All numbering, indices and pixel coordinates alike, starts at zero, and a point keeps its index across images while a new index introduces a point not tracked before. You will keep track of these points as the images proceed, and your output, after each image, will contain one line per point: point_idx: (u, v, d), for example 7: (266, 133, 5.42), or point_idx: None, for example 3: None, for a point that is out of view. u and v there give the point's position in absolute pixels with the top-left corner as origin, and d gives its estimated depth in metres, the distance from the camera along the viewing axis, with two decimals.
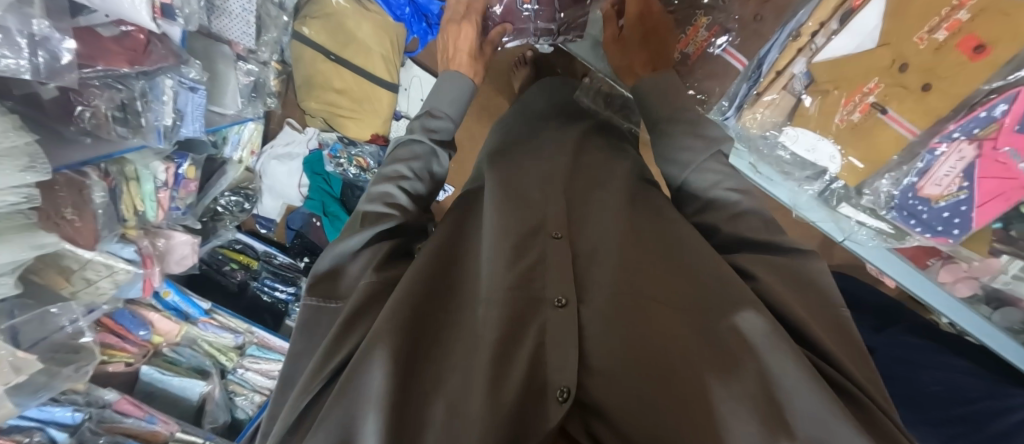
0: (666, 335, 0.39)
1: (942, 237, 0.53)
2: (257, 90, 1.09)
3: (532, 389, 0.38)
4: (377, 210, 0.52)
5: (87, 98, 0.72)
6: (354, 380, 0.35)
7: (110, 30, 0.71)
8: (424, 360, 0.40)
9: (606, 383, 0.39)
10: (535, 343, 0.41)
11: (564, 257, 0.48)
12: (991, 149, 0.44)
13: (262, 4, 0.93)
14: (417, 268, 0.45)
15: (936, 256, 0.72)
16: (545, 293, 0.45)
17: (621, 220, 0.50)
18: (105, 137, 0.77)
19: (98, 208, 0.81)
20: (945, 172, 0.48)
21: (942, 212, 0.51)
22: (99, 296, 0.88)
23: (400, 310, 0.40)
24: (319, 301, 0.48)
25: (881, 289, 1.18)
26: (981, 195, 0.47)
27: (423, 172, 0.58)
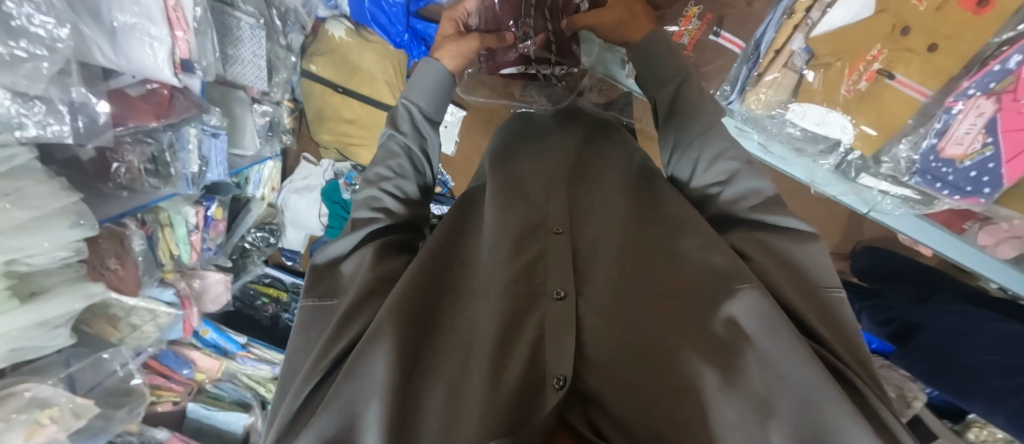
0: (665, 324, 0.38)
1: (974, 198, 0.52)
2: (273, 129, 1.15)
3: (530, 381, 0.38)
4: (365, 216, 0.52)
5: (121, 154, 0.77)
6: (354, 373, 0.36)
7: (137, 90, 0.76)
8: (426, 353, 0.40)
9: (602, 374, 0.39)
10: (534, 337, 0.41)
11: (565, 249, 0.47)
12: (1012, 101, 0.43)
13: (271, 48, 1.00)
14: (418, 263, 0.45)
15: (972, 220, 0.68)
16: (546, 287, 0.45)
17: (621, 210, 0.49)
18: (139, 190, 0.82)
19: (138, 256, 0.86)
20: (966, 130, 0.47)
21: (969, 172, 0.49)
22: (145, 339, 0.93)
23: (402, 305, 0.40)
24: (317, 300, 0.47)
25: (920, 259, 1.14)
26: (1008, 149, 0.46)
27: (408, 170, 0.56)
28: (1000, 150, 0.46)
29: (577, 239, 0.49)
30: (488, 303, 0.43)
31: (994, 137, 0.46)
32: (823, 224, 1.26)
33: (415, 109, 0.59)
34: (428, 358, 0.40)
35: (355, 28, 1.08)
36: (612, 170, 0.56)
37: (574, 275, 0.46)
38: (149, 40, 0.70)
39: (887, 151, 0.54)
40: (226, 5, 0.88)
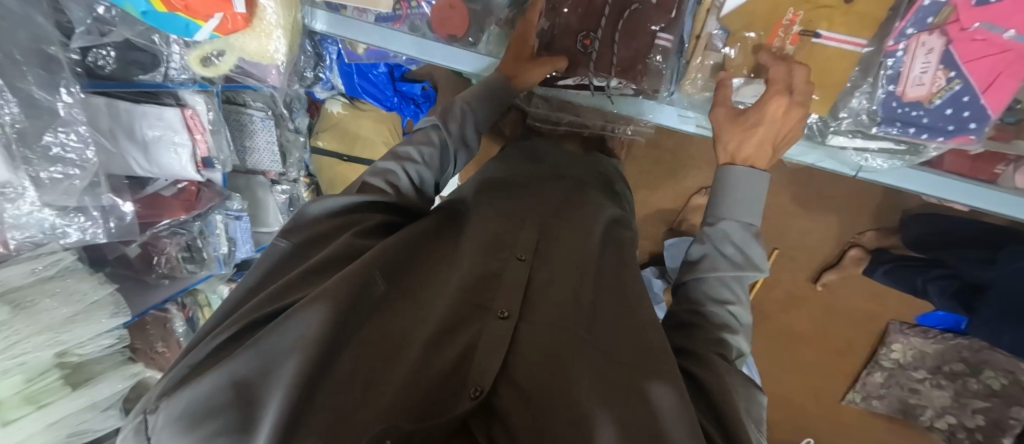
0: (596, 372, 0.39)
1: (963, 137, 0.47)
2: (294, 204, 1.27)
3: (448, 382, 0.38)
4: (378, 185, 0.56)
5: (161, 248, 0.89)
6: (286, 327, 0.34)
7: (171, 189, 0.88)
8: (362, 331, 0.38)
9: (515, 389, 0.38)
10: (466, 344, 0.41)
11: (523, 277, 0.49)
12: (960, 31, 0.43)
13: (280, 134, 1.13)
14: (384, 250, 0.45)
15: (1005, 161, 0.60)
16: (493, 305, 0.46)
17: (577, 262, 0.53)
18: (179, 276, 0.93)
19: (180, 336, 0.95)
20: (921, 69, 0.46)
21: (944, 110, 0.46)
22: None
23: (362, 283, 0.39)
24: (290, 246, 0.46)
25: (982, 218, 1.01)
26: (979, 79, 0.43)
27: (434, 163, 0.61)
28: (969, 81, 0.44)
29: (536, 272, 0.51)
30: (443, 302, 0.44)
31: (956, 70, 0.44)
32: (855, 199, 1.16)
33: (464, 108, 0.62)
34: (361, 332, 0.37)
35: (350, 102, 1.20)
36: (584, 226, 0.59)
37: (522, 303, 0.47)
38: (175, 147, 0.82)
39: (841, 108, 0.55)
40: (240, 105, 1.03)
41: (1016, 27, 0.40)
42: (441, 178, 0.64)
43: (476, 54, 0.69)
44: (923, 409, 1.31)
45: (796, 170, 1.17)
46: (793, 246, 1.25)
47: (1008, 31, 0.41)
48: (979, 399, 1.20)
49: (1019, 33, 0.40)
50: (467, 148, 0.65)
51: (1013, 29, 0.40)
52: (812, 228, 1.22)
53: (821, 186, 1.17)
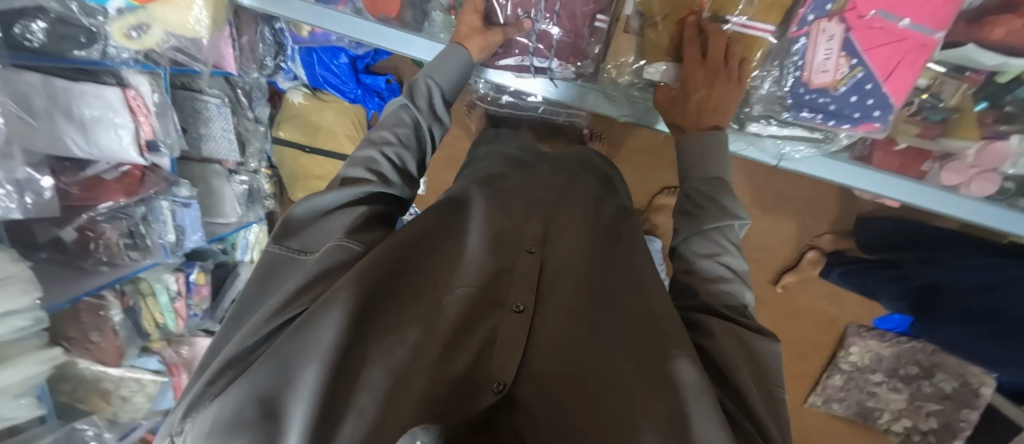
0: (626, 355, 0.36)
1: (868, 126, 0.50)
2: (253, 196, 1.23)
3: (467, 382, 0.36)
4: (360, 174, 0.50)
5: (100, 232, 0.85)
6: (302, 333, 0.31)
7: (113, 173, 0.85)
8: (372, 321, 0.34)
9: (541, 387, 0.37)
10: (484, 341, 0.39)
11: (535, 270, 0.47)
12: (858, 19, 0.46)
13: (238, 123, 1.10)
14: (391, 239, 0.41)
15: (930, 159, 0.65)
16: (505, 299, 0.44)
17: (586, 250, 0.50)
18: (120, 263, 0.90)
19: (118, 326, 0.92)
20: (825, 56, 0.49)
21: (849, 97, 0.49)
22: (137, 411, 1.00)
23: (368, 275, 0.36)
24: (286, 252, 0.43)
25: (932, 221, 1.03)
26: (880, 69, 0.46)
27: (411, 143, 0.55)
28: (870, 69, 0.47)
29: (546, 264, 0.49)
30: (454, 293, 0.41)
31: (858, 57, 0.47)
32: (813, 201, 1.18)
33: (433, 83, 0.58)
34: (375, 322, 0.34)
35: (311, 93, 1.17)
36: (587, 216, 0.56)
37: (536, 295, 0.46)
38: (115, 128, 0.79)
39: (754, 94, 0.58)
40: (195, 91, 1.00)
41: (909, 16, 0.44)
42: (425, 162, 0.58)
43: (421, 38, 0.66)
44: (881, 412, 1.30)
45: (756, 172, 1.19)
46: (754, 247, 1.27)
47: (903, 20, 0.44)
48: (932, 401, 1.20)
49: (914, 22, 0.44)
50: (442, 123, 0.60)
51: (909, 18, 0.44)
52: (771, 229, 1.23)
53: (780, 187, 1.19)
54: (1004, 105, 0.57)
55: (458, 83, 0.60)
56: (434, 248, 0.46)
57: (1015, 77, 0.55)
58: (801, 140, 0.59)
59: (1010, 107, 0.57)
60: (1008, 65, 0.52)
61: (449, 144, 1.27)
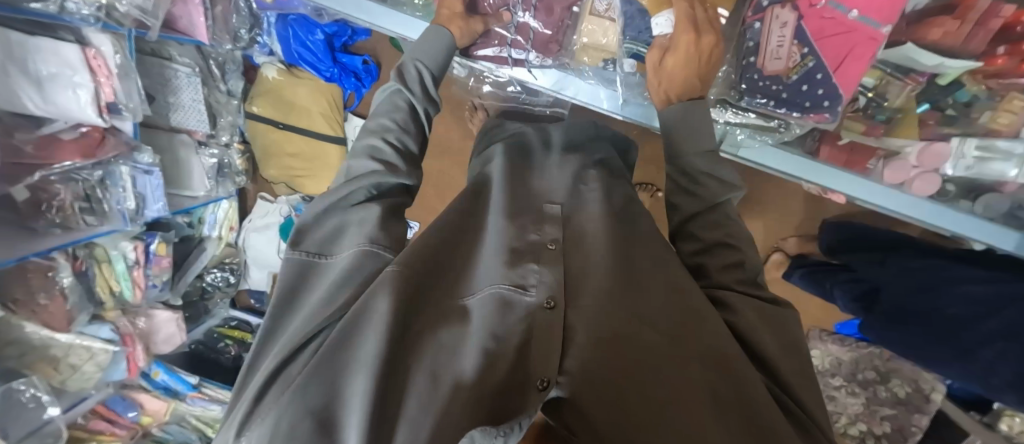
0: (672, 361, 0.36)
1: (818, 116, 0.50)
2: (224, 171, 1.21)
3: (512, 381, 0.35)
4: (365, 165, 0.48)
5: (53, 193, 0.84)
6: (346, 345, 0.33)
7: (71, 134, 0.83)
8: (412, 336, 0.36)
9: (584, 381, 0.35)
10: (521, 340, 0.38)
11: (560, 264, 0.44)
12: (809, 7, 0.46)
13: (209, 94, 1.08)
14: (415, 247, 0.42)
15: (875, 158, 0.70)
16: (534, 291, 0.41)
17: (610, 240, 0.48)
18: (73, 227, 0.88)
19: (68, 290, 0.89)
20: (778, 42, 0.47)
21: (800, 86, 0.48)
22: (87, 380, 0.97)
23: (404, 286, 0.37)
24: (306, 255, 0.42)
25: (891, 228, 1.06)
26: (830, 58, 0.46)
27: (410, 126, 0.53)
28: (822, 58, 0.46)
29: (571, 254, 0.47)
30: (483, 299, 0.41)
31: (809, 46, 0.46)
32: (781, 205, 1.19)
33: (422, 66, 0.55)
34: (415, 335, 0.36)
35: (287, 68, 1.16)
36: (604, 212, 0.52)
37: (567, 287, 0.43)
38: (74, 87, 0.78)
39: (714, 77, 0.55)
40: (165, 58, 0.97)
41: (857, 8, 0.44)
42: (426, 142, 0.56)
43: (418, 20, 0.67)
44: None
45: None
46: None
47: (852, 11, 0.44)
48: (886, 406, 1.17)
49: (862, 14, 0.44)
50: (436, 105, 0.57)
51: (856, 10, 0.44)
52: None
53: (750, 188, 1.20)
54: (944, 108, 0.64)
55: (446, 60, 0.57)
56: (451, 258, 0.46)
57: (953, 80, 0.60)
58: (752, 128, 0.58)
59: (948, 111, 0.64)
60: (943, 65, 0.56)
61: None
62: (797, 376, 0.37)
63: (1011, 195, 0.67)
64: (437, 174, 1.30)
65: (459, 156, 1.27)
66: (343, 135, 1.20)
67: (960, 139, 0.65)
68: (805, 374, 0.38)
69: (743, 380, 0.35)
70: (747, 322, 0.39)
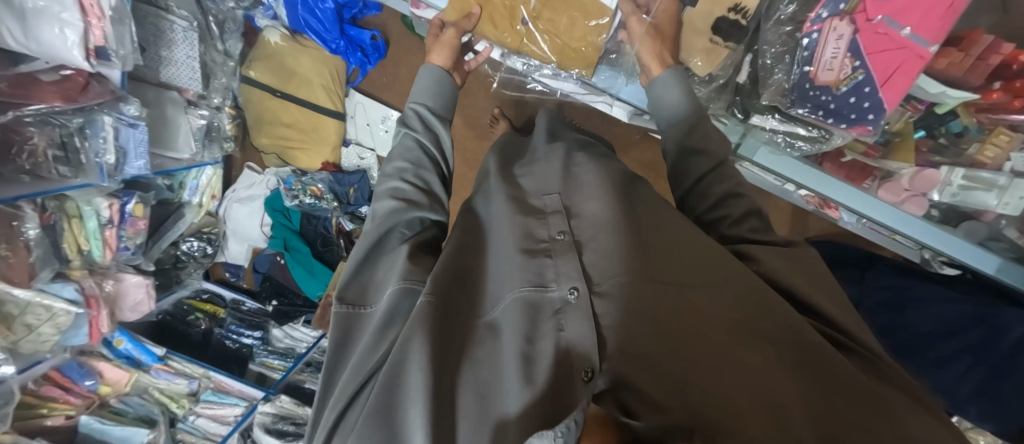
0: (716, 321, 0.36)
1: (860, 127, 0.50)
2: (212, 134, 1.15)
3: (558, 377, 0.37)
4: (388, 206, 0.51)
5: (27, 137, 0.77)
6: (398, 390, 0.37)
7: (51, 76, 0.77)
8: (453, 355, 0.40)
9: (628, 358, 0.36)
10: (554, 339, 0.39)
11: (573, 255, 0.45)
12: (866, 21, 0.44)
13: (205, 52, 1.02)
14: (440, 270, 0.44)
15: (871, 177, 0.73)
16: (556, 285, 0.42)
17: (620, 219, 0.45)
18: (45, 176, 0.82)
19: (32, 242, 0.83)
20: (833, 54, 0.46)
21: (848, 98, 0.48)
22: (42, 344, 0.90)
23: (430, 315, 0.40)
24: (352, 307, 0.46)
25: (867, 249, 1.11)
26: (879, 73, 0.45)
27: (423, 161, 0.57)
28: (871, 72, 0.45)
29: (583, 241, 0.46)
30: (506, 304, 0.42)
31: (861, 60, 0.45)
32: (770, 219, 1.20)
33: (422, 106, 0.61)
34: (456, 358, 0.40)
35: (291, 35, 1.13)
36: (599, 182, 0.51)
37: (586, 277, 0.43)
38: (60, 25, 0.72)
39: (765, 82, 0.53)
40: (159, 8, 0.90)
41: (911, 26, 0.42)
42: (444, 172, 0.60)
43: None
44: None
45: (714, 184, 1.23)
46: None
47: (906, 28, 0.43)
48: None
49: (915, 31, 0.43)
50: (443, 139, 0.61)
51: (909, 27, 0.42)
52: None
53: None
54: (936, 136, 0.66)
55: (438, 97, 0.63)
56: (470, 258, 0.49)
57: (949, 111, 0.63)
58: (793, 136, 0.57)
59: (941, 139, 0.67)
60: (945, 95, 0.59)
61: None
62: (839, 309, 0.40)
63: (989, 225, 0.72)
64: None
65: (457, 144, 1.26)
66: (342, 110, 1.19)
67: (948, 167, 0.69)
68: (844, 309, 0.41)
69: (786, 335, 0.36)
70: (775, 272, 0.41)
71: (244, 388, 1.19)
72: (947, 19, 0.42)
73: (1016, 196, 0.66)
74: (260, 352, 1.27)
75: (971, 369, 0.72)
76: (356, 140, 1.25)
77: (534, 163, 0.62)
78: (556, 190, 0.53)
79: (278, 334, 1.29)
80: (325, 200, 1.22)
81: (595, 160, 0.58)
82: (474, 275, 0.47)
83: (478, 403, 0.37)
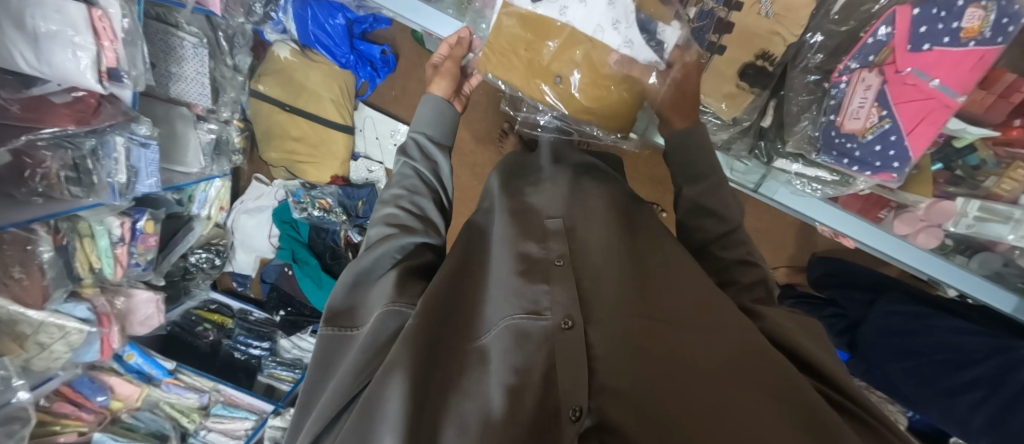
0: (711, 361, 0.34)
1: (886, 174, 0.49)
2: (220, 148, 1.15)
3: (545, 410, 0.33)
4: (382, 232, 0.50)
5: (40, 160, 0.77)
6: (375, 412, 0.31)
7: (63, 97, 0.76)
8: (439, 381, 0.35)
9: (615, 399, 0.33)
10: (546, 365, 0.36)
11: (571, 283, 0.43)
12: (894, 73, 0.44)
13: (215, 67, 1.02)
14: (432, 291, 0.41)
15: (886, 208, 0.74)
16: (550, 313, 0.40)
17: (618, 259, 0.46)
18: (57, 197, 0.81)
19: (47, 264, 0.83)
20: (859, 104, 0.48)
21: (874, 146, 0.48)
22: (54, 361, 0.90)
23: (419, 330, 0.36)
24: (338, 329, 0.44)
25: (874, 267, 1.12)
26: (905, 121, 0.45)
27: (421, 188, 0.55)
28: (898, 121, 0.45)
29: (584, 273, 0.45)
30: (499, 331, 0.39)
31: (888, 109, 0.46)
32: (778, 232, 1.18)
33: (422, 136, 0.59)
34: (443, 384, 0.35)
35: (301, 49, 1.12)
36: (606, 218, 0.52)
37: (582, 308, 0.41)
38: (74, 48, 0.70)
39: (791, 129, 0.56)
40: (170, 25, 0.90)
41: (940, 77, 0.42)
42: (444, 198, 0.58)
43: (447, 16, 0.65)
44: None
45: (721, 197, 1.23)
46: None
47: (934, 80, 0.42)
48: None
49: (943, 83, 0.42)
50: (444, 165, 0.59)
51: (938, 79, 0.42)
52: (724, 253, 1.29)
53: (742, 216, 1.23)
54: (954, 168, 0.66)
55: (447, 126, 0.61)
56: (470, 285, 0.47)
57: (967, 144, 0.62)
58: (816, 180, 0.59)
59: (957, 171, 0.66)
60: (965, 132, 0.58)
61: None
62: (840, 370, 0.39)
63: (1003, 255, 0.71)
64: None
65: (466, 157, 1.26)
66: (351, 124, 1.19)
67: (963, 199, 0.68)
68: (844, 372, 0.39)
69: (785, 371, 0.33)
70: (777, 324, 0.42)
71: (254, 401, 1.21)
72: (977, 72, 0.40)
73: None
74: (267, 363, 1.29)
75: (986, 401, 0.73)
76: (365, 154, 1.25)
77: (550, 185, 0.60)
78: (560, 213, 0.53)
79: (285, 345, 1.29)
80: (335, 213, 1.21)
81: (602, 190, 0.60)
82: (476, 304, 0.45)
83: (463, 428, 0.31)
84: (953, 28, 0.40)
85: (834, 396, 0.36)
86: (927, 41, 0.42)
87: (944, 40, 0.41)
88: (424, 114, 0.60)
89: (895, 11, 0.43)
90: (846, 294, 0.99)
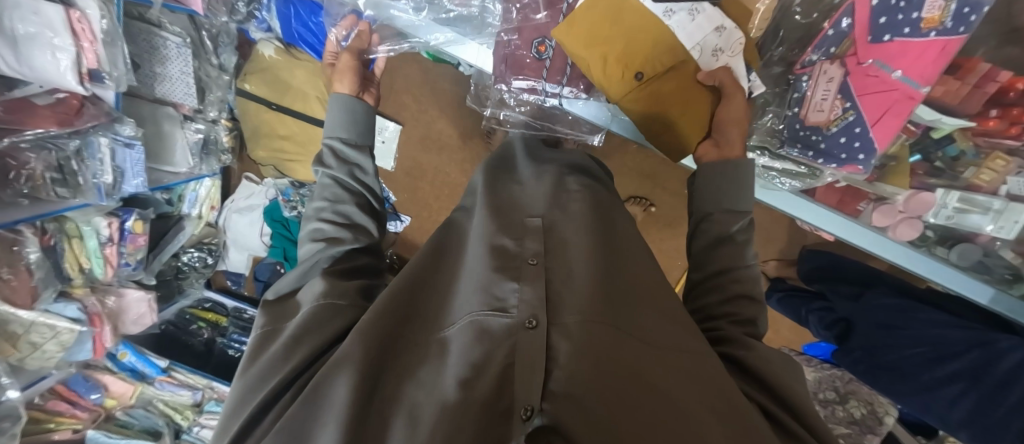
0: (668, 378, 0.34)
1: (852, 167, 0.50)
2: (208, 147, 1.15)
3: (493, 408, 0.32)
4: (309, 249, 0.51)
5: (24, 162, 0.77)
6: (319, 395, 0.33)
7: (46, 99, 0.76)
8: (388, 379, 0.35)
9: (569, 405, 0.32)
10: (504, 364, 0.34)
11: (541, 283, 0.39)
12: (857, 64, 0.46)
13: (199, 67, 1.01)
14: (394, 289, 0.41)
15: (866, 200, 0.73)
16: (516, 310, 0.37)
17: (592, 254, 0.43)
18: (43, 198, 0.82)
19: (34, 266, 0.85)
20: (823, 96, 0.49)
21: (840, 138, 0.49)
22: (47, 360, 0.92)
23: (376, 323, 0.37)
24: (270, 327, 0.44)
25: (864, 260, 1.11)
26: (869, 114, 0.46)
27: (343, 195, 0.55)
28: (862, 113, 0.46)
29: (553, 269, 0.41)
30: (462, 325, 0.37)
31: (852, 101, 0.47)
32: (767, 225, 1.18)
33: (336, 139, 0.58)
34: (397, 372, 0.35)
35: (285, 47, 1.12)
36: (585, 204, 0.51)
37: (550, 306, 0.38)
38: (54, 50, 0.70)
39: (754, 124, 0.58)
40: (153, 25, 0.89)
41: (901, 69, 0.42)
42: (371, 197, 0.57)
43: None
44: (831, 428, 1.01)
45: None
46: None
47: (896, 71, 0.43)
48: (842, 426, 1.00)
49: (906, 74, 0.42)
50: (364, 166, 0.58)
51: (900, 70, 0.42)
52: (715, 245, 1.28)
53: None
54: (932, 160, 0.65)
55: (357, 120, 0.60)
56: (430, 283, 0.44)
57: (946, 135, 0.62)
58: (785, 173, 0.61)
59: (937, 163, 0.66)
60: (940, 122, 0.57)
61: (423, 124, 1.23)
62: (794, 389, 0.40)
63: (984, 247, 0.71)
64: (432, 170, 1.27)
65: (455, 154, 1.25)
66: None
67: (943, 190, 0.67)
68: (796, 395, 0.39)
69: (733, 401, 0.34)
70: (763, 357, 0.41)
71: None
72: (940, 62, 0.40)
73: (1011, 220, 0.65)
74: None
75: (965, 394, 0.73)
76: None
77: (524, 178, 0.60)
78: (540, 213, 0.49)
79: None
80: None
81: (586, 185, 0.55)
82: (438, 296, 0.43)
83: (414, 419, 0.31)
84: (913, 19, 0.41)
85: (759, 399, 0.39)
86: (887, 32, 0.43)
87: (905, 31, 0.41)
88: (332, 116, 0.59)
89: (853, 3, 0.45)
90: (835, 287, 0.97)
